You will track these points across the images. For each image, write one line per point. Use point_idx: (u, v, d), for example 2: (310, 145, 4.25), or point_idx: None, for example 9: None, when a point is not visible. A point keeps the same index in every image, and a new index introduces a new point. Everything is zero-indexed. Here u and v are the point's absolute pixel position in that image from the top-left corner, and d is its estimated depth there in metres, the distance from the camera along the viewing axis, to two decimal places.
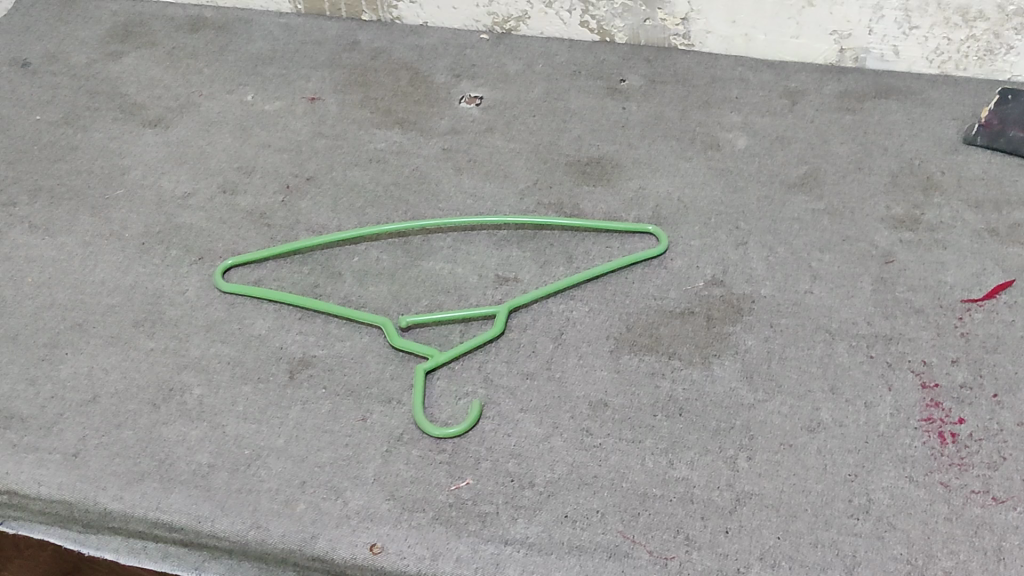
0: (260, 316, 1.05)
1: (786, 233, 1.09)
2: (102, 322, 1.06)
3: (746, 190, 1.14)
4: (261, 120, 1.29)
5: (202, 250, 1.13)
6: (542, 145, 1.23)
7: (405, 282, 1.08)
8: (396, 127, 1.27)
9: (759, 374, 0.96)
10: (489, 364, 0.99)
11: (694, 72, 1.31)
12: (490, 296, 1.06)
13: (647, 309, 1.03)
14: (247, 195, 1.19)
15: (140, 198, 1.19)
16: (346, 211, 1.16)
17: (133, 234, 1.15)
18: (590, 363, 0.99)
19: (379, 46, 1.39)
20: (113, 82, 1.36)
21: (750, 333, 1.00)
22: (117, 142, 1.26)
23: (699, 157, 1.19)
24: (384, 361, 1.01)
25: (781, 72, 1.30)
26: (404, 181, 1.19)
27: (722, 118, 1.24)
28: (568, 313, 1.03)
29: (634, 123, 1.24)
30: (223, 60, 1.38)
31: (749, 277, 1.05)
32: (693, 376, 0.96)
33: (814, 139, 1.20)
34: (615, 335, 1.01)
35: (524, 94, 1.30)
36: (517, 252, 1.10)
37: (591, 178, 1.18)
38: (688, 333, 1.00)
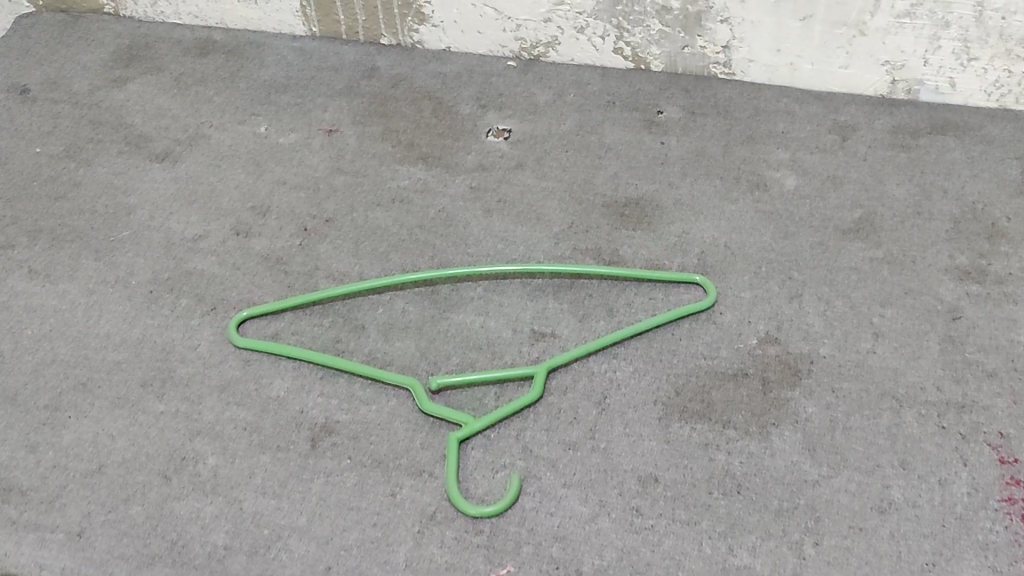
0: (278, 376, 0.97)
1: (843, 285, 1.02)
2: (108, 382, 0.98)
3: (798, 236, 1.07)
4: (276, 154, 1.21)
5: (215, 299, 1.05)
6: (576, 184, 1.15)
7: (434, 337, 1.00)
8: (420, 162, 1.19)
9: (822, 447, 0.89)
10: (527, 432, 0.92)
11: (736, 103, 1.23)
12: (525, 353, 0.98)
13: (696, 370, 0.95)
14: (262, 238, 1.11)
15: (147, 240, 1.11)
16: (369, 257, 1.08)
17: (141, 282, 1.07)
18: (638, 433, 0.91)
19: (400, 74, 1.31)
20: (117, 111, 1.28)
21: (810, 399, 0.92)
22: (123, 178, 1.19)
23: (746, 199, 1.11)
24: (413, 428, 0.93)
25: (829, 104, 1.22)
26: (430, 223, 1.11)
27: (768, 155, 1.16)
28: (611, 374, 0.96)
29: (674, 159, 1.17)
30: (234, 88, 1.31)
31: (805, 334, 0.98)
32: (751, 449, 0.89)
33: (868, 179, 1.12)
34: (663, 399, 0.93)
35: (555, 126, 1.22)
36: (554, 303, 1.03)
37: (630, 220, 1.10)
38: (743, 399, 0.93)
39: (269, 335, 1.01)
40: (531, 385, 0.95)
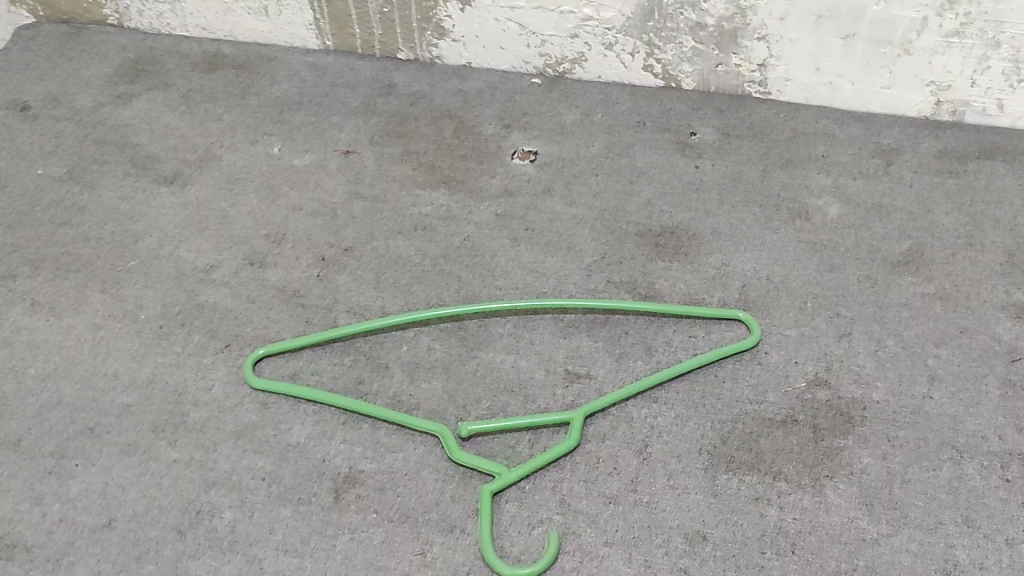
0: (298, 421, 0.92)
1: (894, 323, 0.96)
2: (116, 426, 0.92)
3: (844, 269, 1.01)
4: (290, 177, 1.15)
5: (229, 335, 0.99)
6: (608, 211, 1.09)
7: (462, 378, 0.94)
8: (442, 186, 1.13)
9: (880, 502, 0.84)
10: (565, 484, 0.86)
11: (772, 124, 1.17)
12: (560, 396, 0.92)
13: (743, 416, 0.90)
14: (278, 269, 1.05)
15: (156, 271, 1.06)
16: (391, 290, 1.02)
17: (150, 316, 1.01)
18: (683, 485, 0.85)
19: (419, 91, 1.26)
20: (123, 130, 1.22)
21: (865, 448, 0.87)
22: (130, 203, 1.13)
23: (787, 228, 1.06)
24: (443, 478, 0.87)
25: (870, 126, 1.16)
26: (454, 253, 1.06)
27: (809, 181, 1.10)
28: (652, 420, 0.90)
29: (710, 185, 1.11)
30: (244, 105, 1.25)
31: (857, 377, 0.92)
32: (804, 504, 0.84)
33: (915, 207, 1.07)
34: (708, 448, 0.88)
35: (583, 148, 1.17)
36: (588, 341, 0.97)
37: (666, 251, 1.05)
38: (794, 448, 0.87)
39: (287, 376, 0.95)
40: (566, 432, 0.89)
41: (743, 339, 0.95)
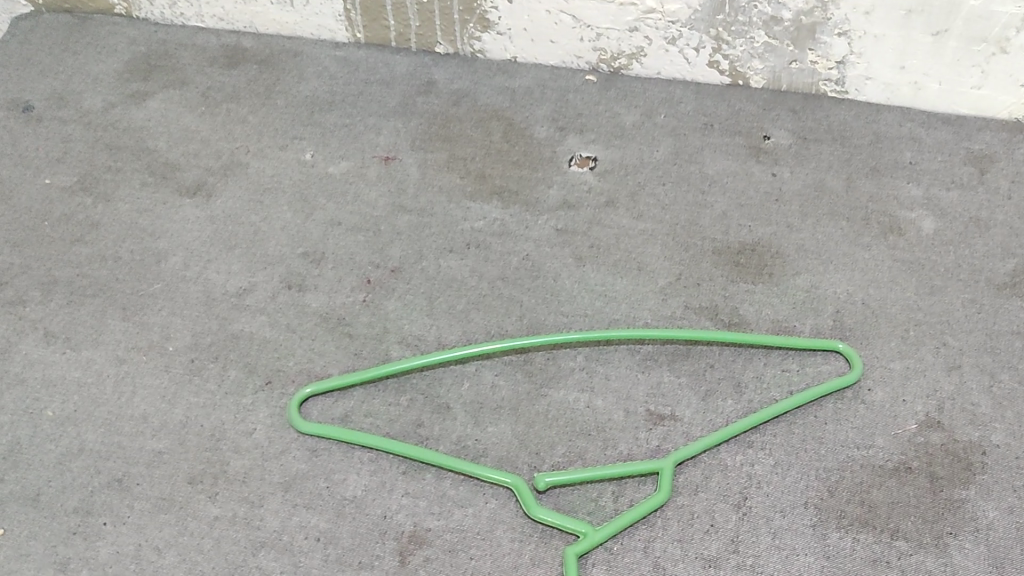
0: (352, 471, 0.82)
1: (1007, 354, 0.88)
2: (147, 477, 0.82)
3: (946, 293, 0.92)
4: (326, 186, 1.05)
5: (269, 370, 0.89)
6: (679, 226, 1.00)
7: (533, 419, 0.85)
8: (495, 197, 1.03)
9: (1012, 563, 0.75)
10: (658, 543, 0.77)
11: (851, 127, 1.08)
12: (643, 440, 0.83)
13: (850, 464, 0.81)
14: (319, 293, 0.95)
15: (182, 295, 0.95)
16: (447, 317, 0.92)
17: (179, 347, 0.91)
18: (790, 545, 0.76)
19: (461, 89, 1.15)
20: (138, 135, 1.11)
21: (989, 500, 0.78)
22: (150, 217, 1.02)
23: (879, 245, 0.97)
24: (520, 538, 0.78)
25: (959, 130, 1.07)
26: (514, 274, 0.96)
27: (898, 191, 1.01)
28: (749, 469, 0.81)
29: (789, 195, 1.02)
30: (271, 105, 1.14)
31: (972, 418, 0.83)
32: (928, 566, 0.75)
33: (1016, 221, 0.98)
34: (815, 501, 0.79)
35: (647, 154, 1.07)
36: (670, 376, 0.87)
37: (747, 272, 0.95)
38: (910, 501, 0.78)
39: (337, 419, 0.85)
40: (655, 484, 0.80)
41: (842, 375, 0.86)
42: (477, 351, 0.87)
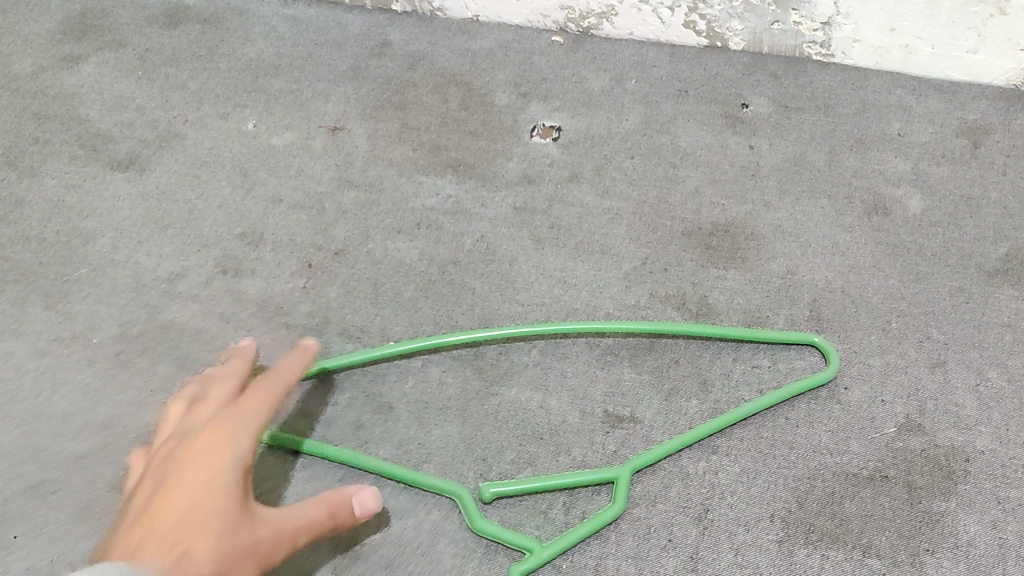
0: (284, 478, 0.76)
1: (995, 349, 0.81)
2: (66, 485, 0.75)
3: (932, 279, 0.85)
4: (268, 160, 0.97)
5: (199, 365, 0.82)
6: (648, 204, 0.92)
7: (481, 420, 0.79)
8: (449, 171, 0.96)
9: None
10: (611, 560, 0.71)
11: (837, 94, 1.00)
12: (599, 446, 0.77)
13: (821, 472, 0.75)
14: (256, 279, 0.88)
15: (109, 281, 0.88)
16: (393, 306, 0.86)
17: (105, 338, 0.84)
18: (752, 563, 0.71)
19: (418, 51, 1.07)
20: (69, 102, 1.03)
21: (971, 512, 0.72)
22: (78, 194, 0.95)
23: (862, 226, 0.89)
24: (463, 554, 0.72)
25: (951, 98, 0.99)
26: (467, 258, 0.89)
27: (884, 166, 0.94)
28: (712, 477, 0.75)
29: (767, 170, 0.94)
30: (212, 70, 1.06)
31: (955, 420, 0.77)
32: None
33: (1011, 200, 0.91)
34: (781, 514, 0.73)
35: (615, 123, 0.99)
36: (631, 373, 0.81)
37: (719, 255, 0.88)
38: (885, 514, 0.73)
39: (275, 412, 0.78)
40: (610, 494, 0.74)
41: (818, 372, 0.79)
42: (422, 345, 0.80)
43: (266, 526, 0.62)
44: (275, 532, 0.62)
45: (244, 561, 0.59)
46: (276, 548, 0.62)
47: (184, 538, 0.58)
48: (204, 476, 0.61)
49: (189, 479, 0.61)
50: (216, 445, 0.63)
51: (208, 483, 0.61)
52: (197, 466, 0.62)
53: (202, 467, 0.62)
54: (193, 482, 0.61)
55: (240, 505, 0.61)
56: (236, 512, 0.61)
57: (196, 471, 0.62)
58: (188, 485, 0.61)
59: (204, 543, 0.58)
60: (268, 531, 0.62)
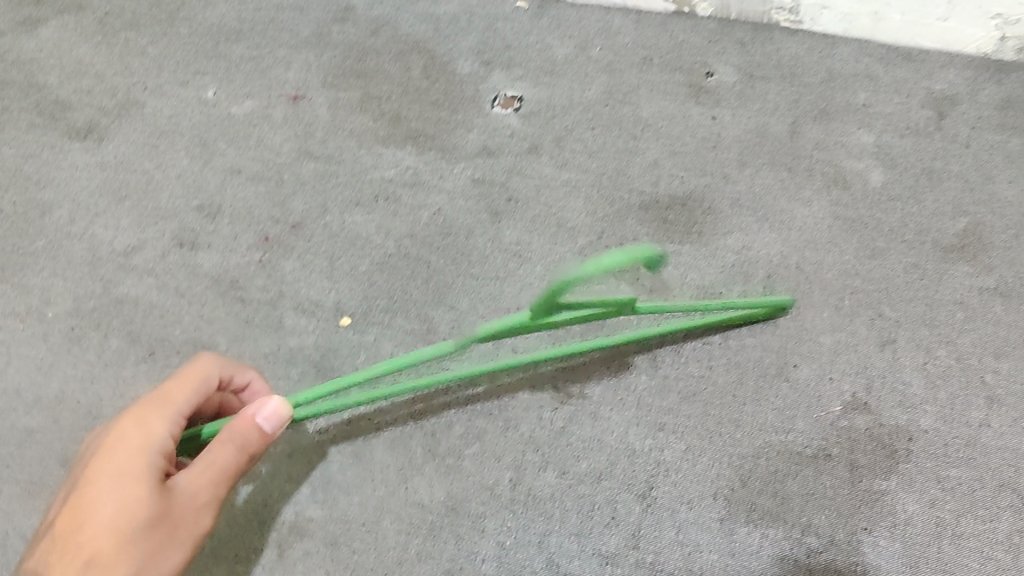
0: None
1: (946, 327, 0.81)
2: (19, 459, 0.77)
3: (887, 255, 0.85)
4: (226, 129, 0.96)
5: (153, 340, 0.83)
6: (606, 175, 0.92)
7: (430, 396, 0.80)
8: (408, 141, 0.95)
9: (927, 563, 0.71)
10: (552, 538, 0.73)
11: (803, 63, 0.98)
12: (547, 421, 0.78)
13: (766, 450, 0.76)
14: (212, 252, 0.88)
15: (66, 253, 0.88)
16: (348, 280, 0.86)
17: (59, 313, 0.85)
18: (693, 541, 0.72)
19: (381, 16, 1.05)
20: (28, 68, 1.02)
21: (910, 491, 0.74)
22: (35, 163, 0.94)
23: (821, 200, 0.89)
24: (407, 530, 0.74)
25: (920, 67, 0.97)
26: (423, 231, 0.88)
27: (847, 138, 0.93)
28: (658, 455, 0.76)
29: (729, 142, 0.93)
30: (172, 35, 1.05)
31: (902, 399, 0.78)
32: (837, 566, 0.71)
33: (972, 174, 0.90)
34: (725, 492, 0.74)
35: (577, 93, 0.98)
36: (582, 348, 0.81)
37: (675, 229, 0.88)
38: (826, 493, 0.74)
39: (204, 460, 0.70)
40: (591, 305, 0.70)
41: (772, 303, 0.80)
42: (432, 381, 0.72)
43: (191, 505, 0.58)
44: (201, 506, 0.59)
45: (171, 555, 0.58)
46: (204, 527, 0.59)
47: (100, 549, 0.55)
48: (117, 471, 0.57)
49: (100, 475, 0.57)
50: (127, 436, 0.59)
51: (121, 484, 0.57)
52: (109, 465, 0.58)
53: (115, 457, 0.58)
54: (108, 471, 0.57)
55: (158, 495, 0.57)
56: (157, 503, 0.57)
57: (110, 463, 0.58)
58: (104, 480, 0.57)
59: (119, 552, 0.55)
60: (190, 511, 0.58)
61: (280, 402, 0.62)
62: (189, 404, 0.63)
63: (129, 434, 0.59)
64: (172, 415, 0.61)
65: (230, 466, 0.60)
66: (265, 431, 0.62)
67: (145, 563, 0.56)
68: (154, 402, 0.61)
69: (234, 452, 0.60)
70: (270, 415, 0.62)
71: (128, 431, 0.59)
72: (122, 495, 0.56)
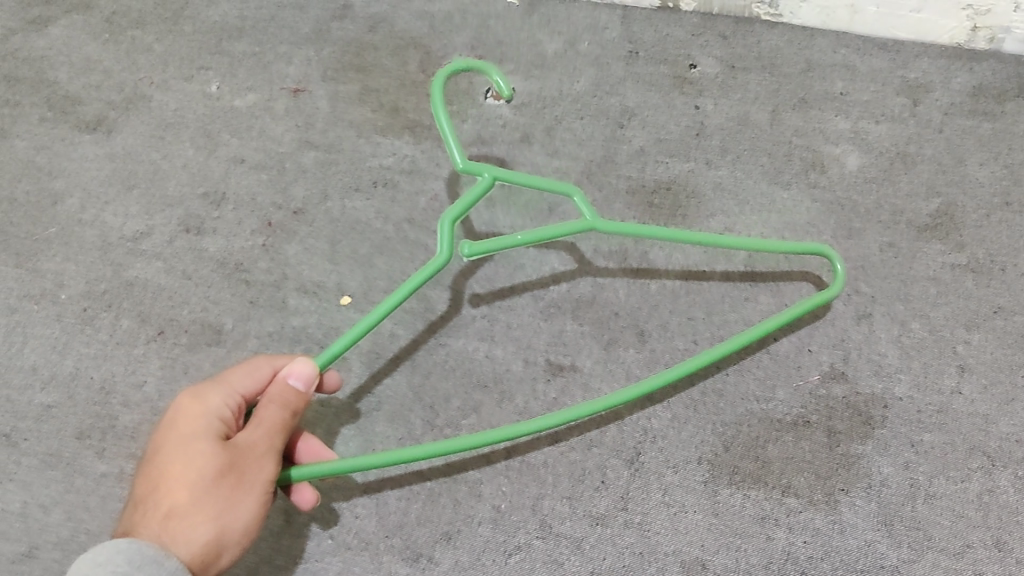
0: None
1: (920, 302, 0.85)
2: (36, 433, 0.81)
3: (864, 235, 0.89)
4: (230, 121, 1.00)
5: (162, 320, 0.86)
6: (595, 163, 0.96)
7: (429, 370, 0.84)
8: (405, 131, 0.99)
9: (901, 520, 0.75)
10: (545, 501, 0.76)
11: (783, 53, 1.02)
12: (541, 393, 0.82)
13: (748, 418, 0.79)
14: (218, 237, 0.92)
15: (77, 239, 0.92)
16: (349, 263, 0.90)
17: (72, 296, 0.88)
18: (679, 502, 0.76)
19: (377, 13, 1.09)
20: (38, 65, 1.06)
21: (886, 455, 0.77)
22: (48, 155, 0.98)
23: (800, 184, 0.93)
24: (407, 496, 0.77)
25: (895, 56, 1.01)
26: (421, 217, 0.92)
27: (825, 125, 0.97)
28: (645, 423, 0.79)
29: (712, 130, 0.97)
30: (177, 32, 1.08)
31: (877, 368, 0.81)
32: (816, 524, 0.75)
33: (945, 157, 0.93)
34: (709, 457, 0.78)
35: (567, 85, 1.02)
36: (573, 325, 0.85)
37: (660, 213, 0.92)
38: (805, 457, 0.77)
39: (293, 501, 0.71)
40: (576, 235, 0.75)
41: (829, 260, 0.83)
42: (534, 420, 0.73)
43: (251, 455, 0.63)
44: (260, 456, 0.64)
45: (242, 503, 0.62)
46: (269, 477, 0.64)
47: (174, 502, 0.61)
48: (179, 439, 0.64)
49: (167, 446, 0.64)
50: (186, 409, 0.66)
51: (186, 447, 0.63)
52: (174, 435, 0.64)
53: (178, 429, 0.65)
54: (173, 441, 0.64)
55: (219, 450, 0.63)
56: (219, 456, 0.63)
57: (174, 435, 0.64)
58: (169, 449, 0.63)
59: (191, 502, 0.61)
60: (252, 461, 0.63)
61: (307, 362, 0.67)
62: (242, 381, 0.69)
63: (188, 406, 0.66)
64: (225, 388, 0.68)
65: (278, 421, 0.65)
66: (303, 390, 0.67)
67: (217, 510, 0.61)
68: (209, 381, 0.68)
69: (280, 409, 0.66)
70: (301, 372, 0.67)
71: (187, 406, 0.66)
72: (185, 456, 0.62)
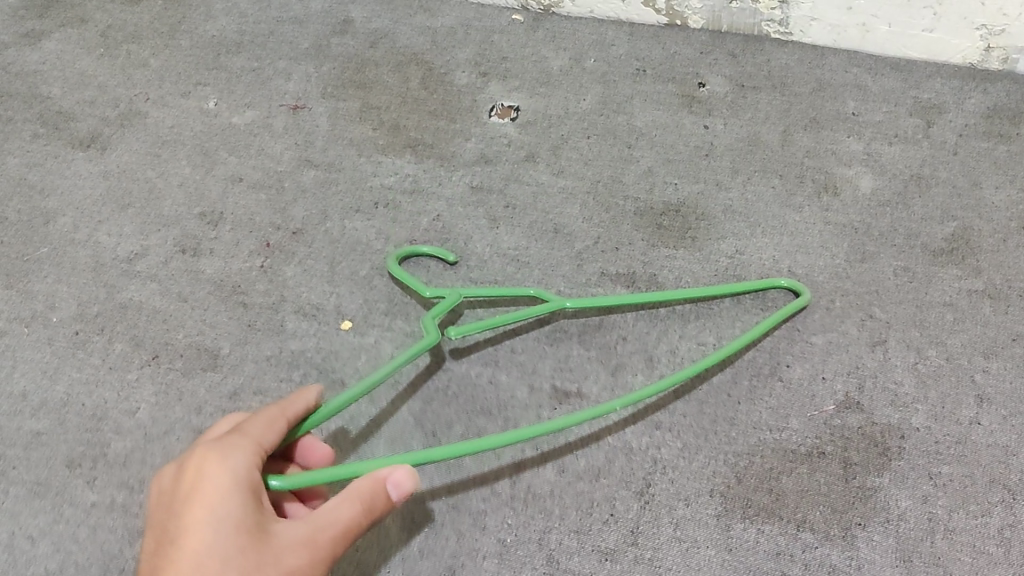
0: None
1: (936, 328, 0.82)
2: (24, 460, 0.78)
3: (877, 258, 0.87)
4: (228, 138, 0.98)
5: (156, 344, 0.84)
6: (602, 183, 0.93)
7: (431, 398, 0.81)
8: (407, 150, 0.96)
9: (921, 556, 0.71)
10: (552, 535, 0.74)
11: (793, 73, 1.00)
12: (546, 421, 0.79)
13: (760, 448, 0.77)
14: (214, 258, 0.89)
15: (70, 260, 0.89)
16: (349, 283, 0.87)
17: (64, 318, 0.86)
18: (691, 537, 0.73)
19: (379, 29, 1.08)
20: (31, 80, 1.04)
21: (903, 489, 0.75)
22: (40, 172, 0.96)
23: (812, 206, 0.91)
24: (409, 529, 0.75)
25: (908, 76, 0.99)
26: (423, 237, 0.90)
27: (837, 146, 0.95)
28: (655, 453, 0.77)
29: (722, 150, 0.95)
30: (174, 47, 1.06)
31: (893, 398, 0.79)
32: (832, 560, 0.72)
33: (960, 179, 0.91)
34: (721, 489, 0.75)
35: (573, 103, 1.00)
36: (579, 350, 0.83)
37: (669, 235, 0.89)
38: (820, 489, 0.75)
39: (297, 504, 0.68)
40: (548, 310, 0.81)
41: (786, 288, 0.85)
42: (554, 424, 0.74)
43: (295, 548, 0.56)
44: (308, 548, 0.56)
45: None
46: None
47: None
48: (205, 521, 0.55)
49: (189, 527, 0.56)
50: (212, 479, 0.57)
51: (216, 537, 0.55)
52: (196, 514, 0.56)
53: (198, 506, 0.56)
54: (195, 522, 0.56)
55: (256, 540, 0.55)
56: (257, 552, 0.55)
57: (195, 513, 0.56)
58: (193, 533, 0.55)
59: None
60: (299, 552, 0.56)
61: (408, 473, 0.60)
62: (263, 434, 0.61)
63: (208, 476, 0.57)
64: (248, 444, 0.60)
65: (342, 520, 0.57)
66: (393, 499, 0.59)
67: None
68: (227, 437, 0.60)
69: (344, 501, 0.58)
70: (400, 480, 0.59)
71: (207, 476, 0.57)
72: (215, 547, 0.55)
